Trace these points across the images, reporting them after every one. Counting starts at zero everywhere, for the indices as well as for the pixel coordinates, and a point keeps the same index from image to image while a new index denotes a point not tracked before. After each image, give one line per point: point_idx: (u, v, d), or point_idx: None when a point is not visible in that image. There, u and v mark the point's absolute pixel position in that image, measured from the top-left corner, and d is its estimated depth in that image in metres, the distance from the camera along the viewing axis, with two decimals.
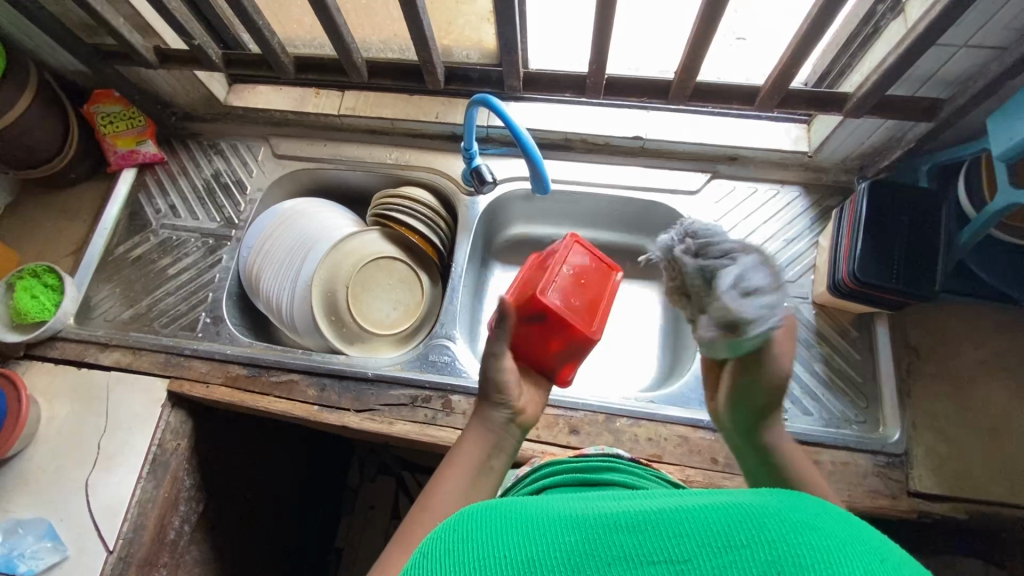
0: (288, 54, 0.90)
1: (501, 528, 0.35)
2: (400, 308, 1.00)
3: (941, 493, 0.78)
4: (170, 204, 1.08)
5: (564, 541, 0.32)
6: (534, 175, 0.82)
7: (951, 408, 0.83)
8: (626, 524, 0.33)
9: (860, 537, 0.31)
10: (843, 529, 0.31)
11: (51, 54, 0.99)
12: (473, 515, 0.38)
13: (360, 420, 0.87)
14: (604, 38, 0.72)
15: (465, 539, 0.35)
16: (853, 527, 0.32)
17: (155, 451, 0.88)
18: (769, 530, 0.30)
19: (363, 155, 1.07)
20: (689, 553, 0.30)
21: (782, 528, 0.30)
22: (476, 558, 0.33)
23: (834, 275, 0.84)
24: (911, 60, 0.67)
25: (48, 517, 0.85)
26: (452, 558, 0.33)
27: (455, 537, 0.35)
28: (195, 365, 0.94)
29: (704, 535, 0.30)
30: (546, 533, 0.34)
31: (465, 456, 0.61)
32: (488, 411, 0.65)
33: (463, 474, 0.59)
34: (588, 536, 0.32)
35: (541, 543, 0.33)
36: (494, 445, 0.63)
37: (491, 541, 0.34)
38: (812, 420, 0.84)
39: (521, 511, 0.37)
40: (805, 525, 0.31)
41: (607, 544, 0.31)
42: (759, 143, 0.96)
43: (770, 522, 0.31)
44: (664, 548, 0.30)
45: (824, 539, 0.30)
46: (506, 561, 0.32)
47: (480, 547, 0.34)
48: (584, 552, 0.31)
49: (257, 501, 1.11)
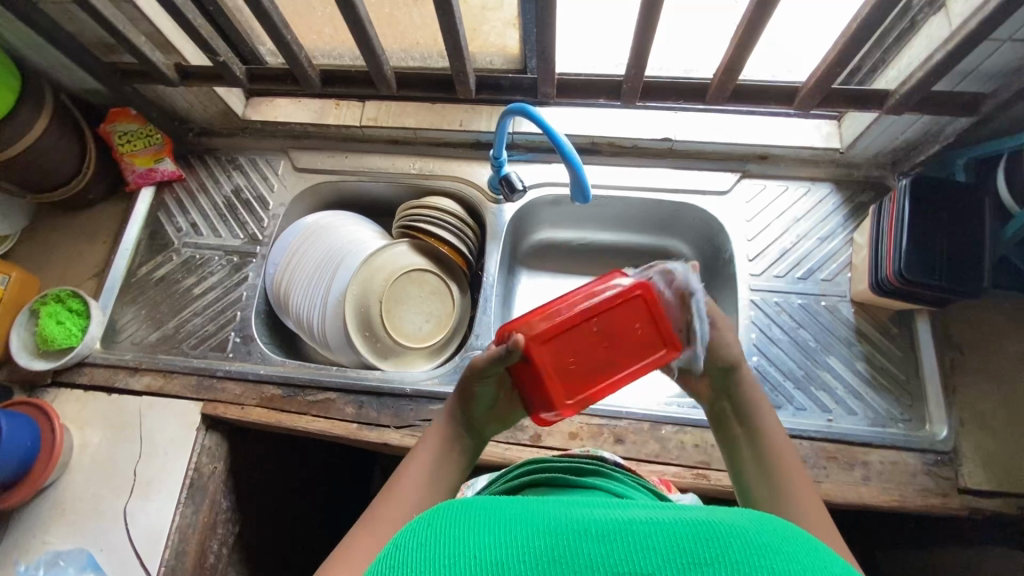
0: (314, 67, 0.88)
1: (475, 526, 0.34)
2: (433, 321, 0.98)
3: (992, 489, 0.78)
4: (191, 222, 1.06)
5: (534, 545, 0.32)
6: (574, 182, 0.80)
7: (997, 402, 0.82)
8: (595, 532, 0.32)
9: (821, 557, 0.31)
10: (805, 554, 0.31)
11: (66, 74, 0.97)
12: (449, 508, 0.37)
13: (400, 437, 0.86)
14: (644, 43, 0.71)
15: (438, 535, 0.34)
16: (812, 550, 0.32)
17: (192, 476, 0.87)
18: (733, 549, 0.30)
19: (387, 166, 1.06)
20: (655, 566, 0.30)
21: (748, 547, 0.30)
22: (445, 555, 0.32)
23: (876, 274, 0.83)
24: (960, 57, 0.66)
25: (88, 547, 0.84)
26: (422, 555, 0.32)
27: (428, 531, 0.34)
28: (228, 387, 0.92)
29: (670, 549, 0.30)
30: (517, 534, 0.33)
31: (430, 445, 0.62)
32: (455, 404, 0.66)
33: (428, 461, 0.60)
34: (558, 542, 0.32)
35: (513, 545, 0.32)
36: (460, 437, 0.64)
37: (463, 540, 0.33)
38: (857, 419, 0.84)
39: (496, 508, 0.36)
40: (767, 547, 0.31)
41: (573, 551, 0.31)
42: (789, 141, 0.95)
43: (735, 542, 0.31)
44: (629, 560, 0.30)
45: (785, 562, 0.30)
46: (475, 560, 0.31)
47: (451, 544, 0.33)
48: (553, 560, 0.31)
49: (289, 520, 1.10)
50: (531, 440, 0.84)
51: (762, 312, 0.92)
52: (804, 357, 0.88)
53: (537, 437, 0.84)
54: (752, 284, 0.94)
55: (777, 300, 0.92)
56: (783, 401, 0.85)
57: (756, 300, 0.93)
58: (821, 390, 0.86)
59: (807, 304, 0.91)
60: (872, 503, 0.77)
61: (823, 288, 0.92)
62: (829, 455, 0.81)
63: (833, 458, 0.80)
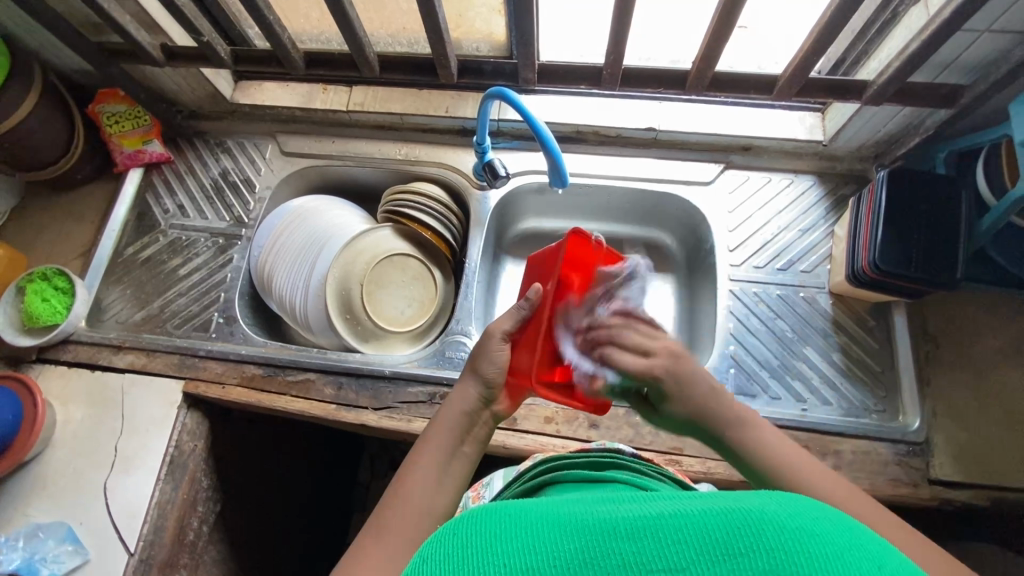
0: (298, 49, 0.88)
1: (499, 531, 0.34)
2: (415, 305, 0.99)
3: (962, 480, 0.78)
4: (178, 204, 1.07)
5: (564, 548, 0.32)
6: (552, 168, 0.80)
7: (971, 395, 0.83)
8: (624, 529, 0.32)
9: (853, 538, 0.31)
10: (840, 534, 0.31)
11: (56, 53, 0.98)
12: (472, 515, 0.37)
13: (377, 418, 0.87)
14: (622, 27, 0.71)
15: (465, 544, 0.34)
16: (845, 530, 0.32)
17: (173, 453, 0.88)
18: (767, 536, 0.30)
19: (372, 151, 1.06)
20: (688, 561, 0.30)
21: (783, 532, 0.30)
22: (476, 565, 0.32)
23: (853, 265, 0.83)
24: (933, 49, 0.67)
25: (67, 521, 0.85)
26: (452, 564, 0.32)
27: (453, 541, 0.35)
28: (209, 366, 0.93)
29: (701, 541, 0.30)
30: (544, 537, 0.33)
31: (436, 444, 0.59)
32: (468, 390, 0.63)
33: (435, 459, 0.58)
34: (588, 544, 0.32)
35: (543, 549, 0.32)
36: (468, 430, 0.61)
37: (491, 548, 0.33)
38: (831, 410, 0.84)
39: (519, 510, 0.36)
40: (803, 532, 0.30)
41: (604, 552, 0.31)
42: (773, 133, 0.95)
43: (768, 527, 0.30)
44: (663, 556, 0.30)
45: (822, 546, 0.29)
46: (506, 567, 0.31)
47: (480, 554, 0.33)
48: (584, 563, 0.31)
49: (271, 501, 1.11)
50: (506, 423, 0.84)
51: (741, 303, 0.92)
52: (781, 348, 0.89)
53: (514, 420, 0.84)
54: (732, 274, 0.94)
55: (756, 291, 0.93)
56: (758, 390, 0.86)
57: (735, 290, 0.93)
58: (795, 379, 0.86)
59: (786, 294, 0.92)
60: None
61: (802, 280, 0.93)
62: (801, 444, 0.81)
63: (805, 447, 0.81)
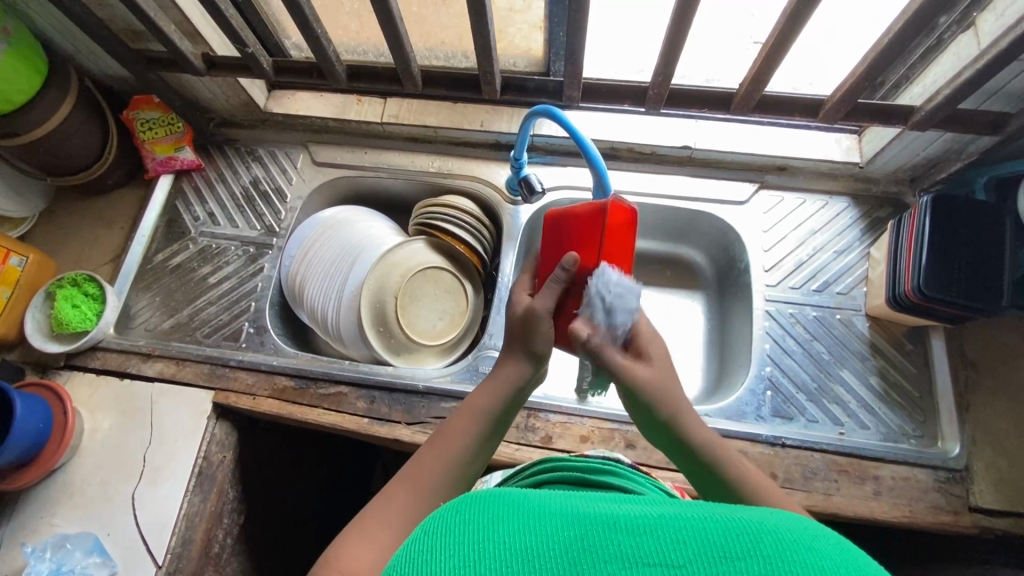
0: (341, 62, 0.88)
1: (502, 513, 0.35)
2: (446, 318, 0.98)
3: (1001, 508, 0.78)
4: (209, 212, 1.07)
5: (564, 535, 0.32)
6: (597, 185, 0.79)
7: (1011, 423, 0.82)
8: (626, 526, 0.33)
9: (852, 559, 0.31)
10: (836, 551, 0.31)
11: (93, 59, 0.98)
12: (473, 496, 0.37)
13: (411, 434, 0.86)
14: (673, 49, 0.71)
15: (468, 520, 0.34)
16: (844, 550, 0.32)
17: (201, 464, 0.87)
18: (764, 545, 0.30)
19: (405, 163, 1.06)
20: (686, 558, 0.30)
21: (780, 543, 0.31)
22: (475, 539, 0.33)
23: (894, 288, 0.83)
24: (989, 75, 0.66)
25: (95, 532, 0.83)
26: (453, 535, 0.33)
27: (455, 517, 0.35)
28: (240, 377, 0.93)
29: (701, 543, 0.31)
30: (546, 523, 0.34)
31: (478, 412, 0.59)
32: (522, 368, 0.61)
33: (476, 428, 0.58)
34: (589, 531, 0.32)
35: (541, 532, 0.33)
36: (512, 405, 0.61)
37: (493, 525, 0.34)
38: (869, 434, 0.83)
39: (524, 498, 0.37)
40: (800, 545, 0.31)
41: (604, 542, 0.32)
42: (811, 154, 0.95)
43: (767, 538, 0.31)
44: (661, 551, 0.31)
45: (817, 558, 0.30)
46: (506, 546, 0.32)
47: (481, 529, 0.33)
48: (584, 548, 0.31)
49: (291, 511, 1.10)
50: (541, 442, 0.84)
51: (777, 323, 0.92)
52: (818, 369, 0.88)
53: (550, 439, 0.84)
54: (767, 294, 0.94)
55: (792, 312, 0.92)
56: (795, 413, 0.85)
57: (771, 311, 0.93)
58: (833, 403, 0.86)
59: (822, 316, 0.91)
60: (883, 519, 0.77)
61: (838, 301, 0.92)
62: (840, 469, 0.80)
63: (844, 472, 0.80)
